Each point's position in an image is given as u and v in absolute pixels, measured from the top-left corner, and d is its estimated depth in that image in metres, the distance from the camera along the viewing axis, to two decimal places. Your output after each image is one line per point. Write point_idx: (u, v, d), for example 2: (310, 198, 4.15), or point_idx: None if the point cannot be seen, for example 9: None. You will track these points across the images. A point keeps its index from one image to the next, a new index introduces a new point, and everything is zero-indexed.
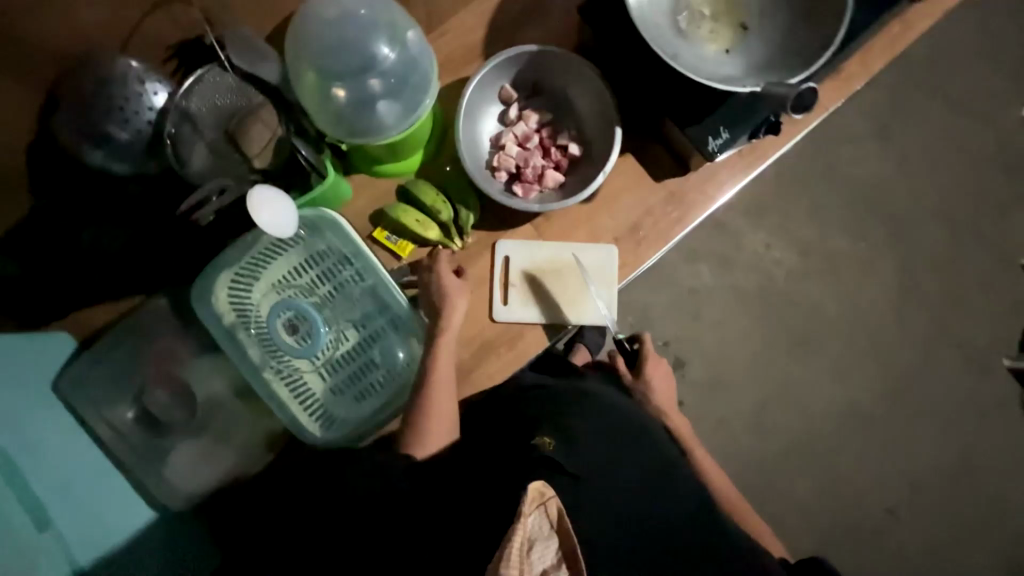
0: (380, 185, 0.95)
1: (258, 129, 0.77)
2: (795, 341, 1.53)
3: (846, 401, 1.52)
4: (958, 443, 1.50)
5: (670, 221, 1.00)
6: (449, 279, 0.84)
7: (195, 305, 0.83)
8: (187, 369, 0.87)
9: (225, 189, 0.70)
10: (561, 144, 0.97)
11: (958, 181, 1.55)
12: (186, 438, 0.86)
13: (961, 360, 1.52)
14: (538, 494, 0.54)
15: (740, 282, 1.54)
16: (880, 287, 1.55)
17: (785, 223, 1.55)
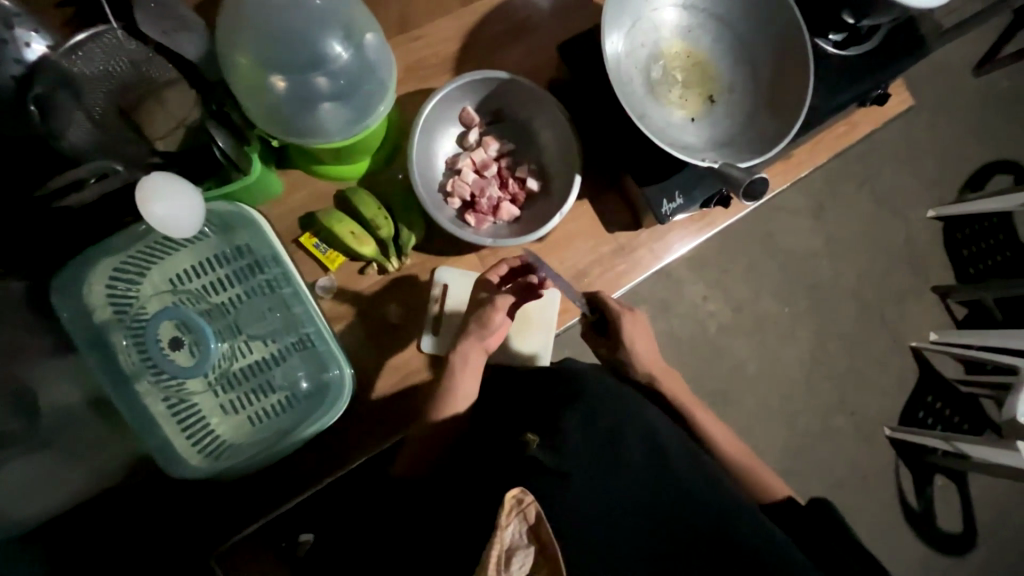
0: (317, 189, 0.86)
1: (163, 113, 0.73)
2: (716, 392, 1.60)
3: (752, 455, 1.60)
4: (842, 505, 1.62)
5: (616, 273, 0.99)
6: (495, 314, 0.79)
7: (57, 300, 0.70)
8: (32, 369, 0.69)
9: (106, 173, 0.67)
10: (519, 177, 0.93)
11: (876, 266, 1.69)
12: (11, 458, 0.66)
13: (856, 429, 1.65)
14: (516, 501, 0.48)
15: (675, 329, 1.59)
16: (795, 352, 1.65)
17: (723, 280, 1.62)
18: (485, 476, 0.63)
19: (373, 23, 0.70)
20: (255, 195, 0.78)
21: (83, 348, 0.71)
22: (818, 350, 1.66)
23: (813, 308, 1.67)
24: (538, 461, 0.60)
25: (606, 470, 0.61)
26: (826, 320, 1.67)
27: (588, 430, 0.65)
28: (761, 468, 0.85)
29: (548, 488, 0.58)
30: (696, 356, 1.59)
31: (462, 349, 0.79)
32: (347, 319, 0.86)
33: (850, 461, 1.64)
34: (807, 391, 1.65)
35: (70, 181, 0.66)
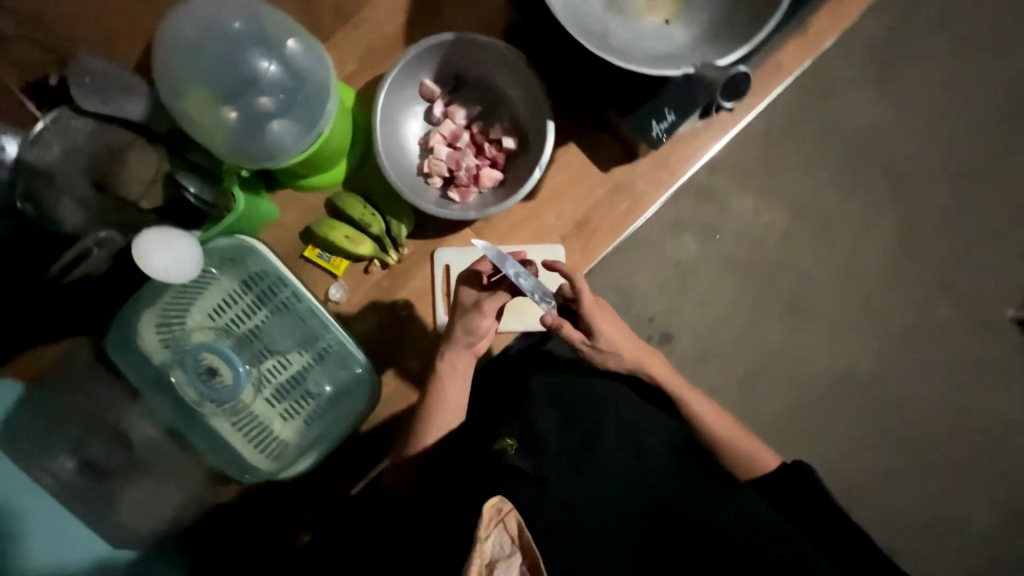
0: (307, 202, 0.89)
1: (133, 175, 0.74)
2: (787, 310, 1.45)
3: (840, 368, 1.45)
4: (956, 401, 1.45)
5: (620, 213, 0.93)
6: (482, 319, 0.79)
7: (116, 356, 0.79)
8: (124, 415, 0.82)
9: (104, 242, 0.71)
10: (494, 139, 0.89)
11: (965, 123, 1.42)
12: (131, 482, 0.81)
13: (963, 318, 1.45)
14: (495, 512, 0.54)
15: (727, 252, 1.45)
16: (874, 247, 1.45)
17: (771, 186, 1.45)
18: (472, 486, 0.67)
19: (292, 27, 0.70)
20: (251, 224, 0.84)
21: (149, 392, 0.81)
22: (903, 239, 1.45)
23: (891, 191, 1.44)
24: (518, 468, 0.62)
25: (584, 479, 0.64)
26: (909, 203, 1.44)
27: (563, 439, 0.69)
28: (750, 443, 0.84)
29: (530, 495, 0.60)
30: (760, 276, 1.46)
31: (450, 356, 0.81)
32: (364, 317, 0.91)
33: (958, 354, 1.45)
34: (891, 288, 1.46)
35: (73, 257, 0.69)
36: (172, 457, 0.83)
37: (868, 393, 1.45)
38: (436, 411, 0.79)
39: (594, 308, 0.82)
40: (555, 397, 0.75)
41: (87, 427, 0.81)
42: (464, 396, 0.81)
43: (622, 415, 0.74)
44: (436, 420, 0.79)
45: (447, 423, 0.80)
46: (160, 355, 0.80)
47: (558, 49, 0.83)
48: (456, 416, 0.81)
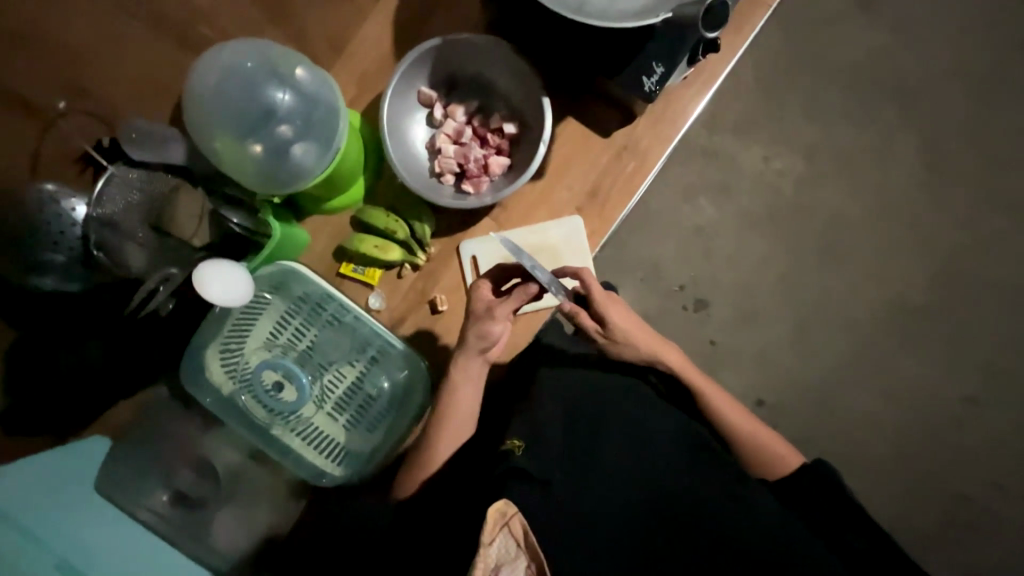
0: (334, 222, 0.95)
1: (185, 216, 0.80)
2: (819, 253, 1.43)
3: (887, 299, 1.42)
4: (1018, 308, 1.42)
5: (629, 174, 0.95)
6: (495, 324, 0.79)
7: (190, 388, 0.84)
8: (201, 445, 0.89)
9: (168, 279, 0.74)
10: (495, 128, 0.93)
11: (960, 33, 1.44)
12: (221, 507, 0.86)
13: (1005, 222, 1.43)
14: (499, 515, 0.60)
15: (747, 206, 1.44)
16: (897, 172, 1.44)
17: (780, 132, 1.44)
18: (479, 492, 0.74)
19: (299, 57, 0.77)
20: (289, 250, 0.90)
21: (222, 417, 0.85)
22: (929, 160, 1.44)
23: (905, 114, 1.44)
24: (522, 469, 0.69)
25: (590, 478, 0.70)
26: (922, 121, 1.44)
27: (569, 432, 0.75)
28: (763, 436, 0.83)
29: (535, 493, 0.67)
30: (786, 225, 1.43)
31: (464, 363, 0.81)
32: (405, 320, 0.94)
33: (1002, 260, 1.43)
34: (928, 209, 1.43)
35: (145, 296, 0.74)
36: (254, 474, 0.90)
37: (923, 319, 1.41)
38: (451, 418, 0.80)
39: (607, 300, 0.85)
40: (560, 390, 0.81)
41: (172, 463, 0.86)
42: (475, 402, 0.82)
43: (629, 408, 0.79)
44: (450, 429, 0.80)
45: (461, 431, 0.81)
46: (228, 382, 0.85)
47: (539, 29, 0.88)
48: (470, 423, 0.82)
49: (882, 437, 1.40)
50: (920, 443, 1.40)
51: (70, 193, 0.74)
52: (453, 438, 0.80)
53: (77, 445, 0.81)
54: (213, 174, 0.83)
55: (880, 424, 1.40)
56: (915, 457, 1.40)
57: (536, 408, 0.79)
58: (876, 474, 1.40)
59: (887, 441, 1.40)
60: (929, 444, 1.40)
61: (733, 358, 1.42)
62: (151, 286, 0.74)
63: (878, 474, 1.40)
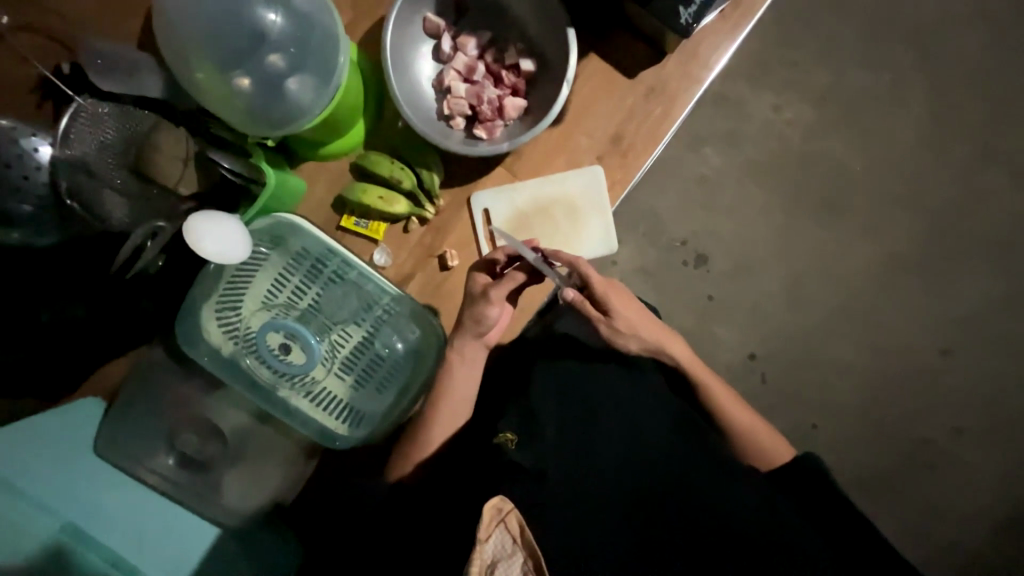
0: (332, 169, 0.87)
1: (168, 159, 0.69)
2: (821, 205, 1.39)
3: (884, 253, 1.37)
4: (1015, 267, 1.37)
5: (655, 119, 0.88)
6: (490, 308, 0.78)
7: (187, 350, 0.79)
8: (206, 407, 0.86)
9: (158, 232, 0.66)
10: (511, 64, 0.84)
11: None
12: (228, 466, 0.84)
13: (1009, 179, 1.38)
14: (496, 512, 0.54)
15: (753, 155, 1.39)
16: (910, 124, 1.39)
17: (791, 78, 1.39)
18: (473, 489, 0.69)
19: None
20: (284, 200, 0.82)
21: (226, 378, 0.81)
22: (943, 112, 1.39)
23: (923, 62, 1.38)
24: (515, 463, 0.65)
25: (588, 470, 0.65)
26: (940, 70, 1.38)
27: (564, 423, 0.71)
28: (755, 426, 0.81)
29: (529, 487, 0.62)
30: (789, 176, 1.39)
31: (459, 346, 0.81)
32: (411, 278, 0.88)
33: (1007, 217, 1.38)
34: (934, 159, 1.38)
35: (130, 251, 0.65)
36: (256, 437, 0.86)
37: (912, 274, 1.37)
38: (445, 403, 0.80)
39: (607, 287, 0.80)
40: (555, 377, 0.78)
41: (175, 422, 0.84)
42: (471, 387, 0.81)
43: (623, 401, 0.75)
44: (443, 418, 0.80)
45: (455, 418, 0.81)
46: (228, 344, 0.80)
47: None
48: (464, 412, 0.81)
49: (859, 387, 1.36)
50: (893, 391, 1.36)
51: (31, 132, 0.65)
52: (447, 424, 0.80)
53: (70, 407, 0.78)
54: (195, 112, 0.72)
55: (858, 375, 1.36)
56: (897, 412, 1.36)
57: (530, 399, 0.75)
58: (847, 428, 1.35)
59: (864, 393, 1.36)
60: (908, 399, 1.36)
61: (728, 312, 1.36)
62: (134, 244, 0.65)
63: (848, 428, 1.35)
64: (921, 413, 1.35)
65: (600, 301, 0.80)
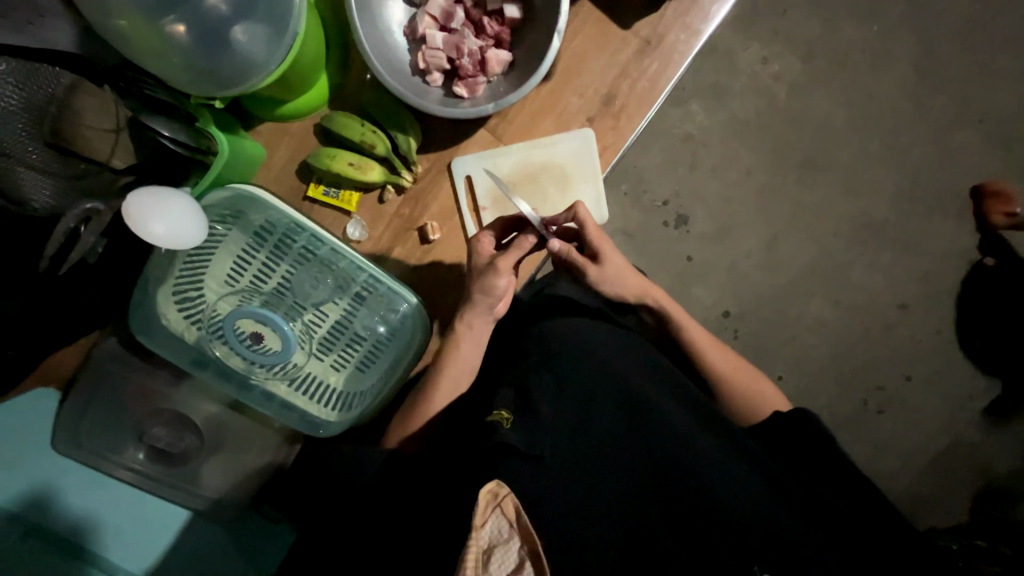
0: (296, 132, 0.78)
1: (93, 130, 0.57)
2: (801, 161, 1.37)
3: (861, 212, 1.38)
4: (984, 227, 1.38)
5: (650, 77, 0.81)
6: (500, 278, 0.73)
7: (145, 337, 0.72)
8: (173, 400, 0.80)
9: (92, 217, 0.55)
10: (493, 10, 0.74)
11: None
12: (206, 458, 0.80)
13: (982, 137, 1.38)
14: (492, 497, 0.52)
15: (738, 111, 1.34)
16: (895, 78, 1.36)
17: (781, 29, 1.33)
18: (461, 469, 0.63)
19: None
20: (240, 168, 0.73)
21: (195, 368, 0.75)
22: (928, 67, 1.36)
23: (912, 13, 1.35)
24: (511, 445, 0.60)
25: (586, 456, 0.63)
26: (927, 22, 1.35)
27: (562, 405, 0.67)
28: (740, 376, 0.82)
29: (529, 474, 0.59)
30: (772, 131, 1.35)
31: (470, 319, 0.77)
32: (389, 254, 0.82)
33: (982, 174, 1.38)
34: (914, 115, 1.37)
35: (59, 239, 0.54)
36: (232, 426, 0.82)
37: (888, 233, 1.38)
38: (451, 370, 0.77)
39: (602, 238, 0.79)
40: (548, 357, 0.72)
41: (142, 415, 0.79)
42: (477, 358, 0.78)
43: (625, 371, 0.71)
44: (446, 386, 0.77)
45: (459, 385, 0.78)
46: (191, 330, 0.74)
47: None
48: (468, 380, 0.78)
49: (829, 342, 1.39)
50: (854, 340, 1.40)
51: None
52: (450, 389, 0.77)
53: (16, 401, 0.73)
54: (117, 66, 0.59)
55: (828, 330, 1.39)
56: (866, 364, 1.40)
57: (527, 377, 0.70)
58: (816, 381, 1.39)
59: (834, 346, 1.39)
60: (873, 352, 1.40)
61: (707, 273, 1.36)
62: (66, 228, 0.54)
63: (817, 381, 1.39)
64: (883, 365, 1.40)
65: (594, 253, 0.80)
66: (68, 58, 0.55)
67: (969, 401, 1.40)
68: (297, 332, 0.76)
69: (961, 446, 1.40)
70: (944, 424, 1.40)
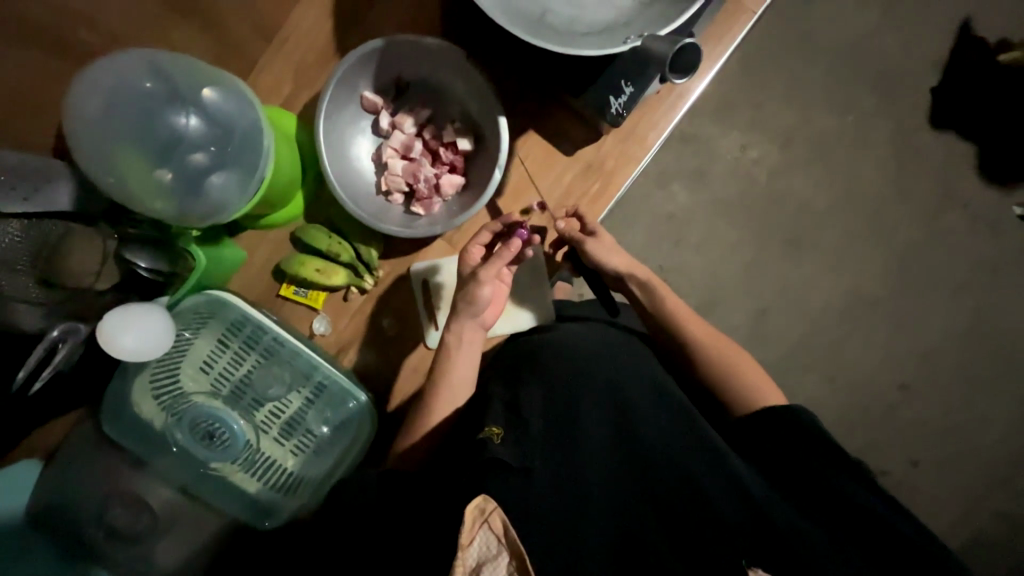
0: (273, 237, 0.88)
1: (80, 262, 0.67)
2: (785, 241, 1.34)
3: (850, 288, 1.35)
4: (975, 307, 1.36)
5: (593, 195, 0.90)
6: (482, 287, 0.77)
7: (117, 420, 0.80)
8: (135, 482, 0.83)
9: (68, 334, 0.65)
10: (448, 142, 0.85)
11: (957, 14, 1.33)
12: (158, 540, 0.83)
13: (969, 222, 1.36)
14: (478, 513, 0.50)
15: (722, 193, 1.33)
16: (875, 165, 1.35)
17: (758, 117, 1.33)
18: (445, 489, 0.60)
19: (205, 76, 0.68)
20: (219, 273, 0.83)
21: (159, 450, 0.82)
22: (908, 150, 1.35)
23: (887, 105, 1.35)
24: (498, 459, 0.58)
25: (575, 457, 0.62)
26: (904, 113, 1.35)
27: (551, 411, 0.66)
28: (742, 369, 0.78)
29: (517, 487, 0.56)
30: (756, 212, 1.34)
31: (457, 327, 0.80)
32: (349, 346, 0.89)
33: (973, 257, 1.36)
34: (899, 199, 1.35)
35: (44, 352, 0.64)
36: (187, 513, 0.84)
37: (879, 311, 1.35)
38: (445, 385, 0.77)
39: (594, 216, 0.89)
40: (537, 371, 0.72)
41: (104, 496, 0.82)
42: (471, 369, 0.79)
43: (613, 373, 0.71)
44: (442, 399, 0.77)
45: (457, 396, 0.78)
46: (160, 415, 0.81)
47: (493, 50, 0.87)
48: (467, 391, 0.79)
49: (826, 422, 1.35)
50: (852, 422, 1.35)
51: None
52: (447, 401, 0.77)
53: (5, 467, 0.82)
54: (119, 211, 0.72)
55: (823, 412, 1.35)
56: (864, 445, 1.35)
57: (516, 391, 0.70)
58: None
59: (830, 427, 1.35)
60: (871, 435, 1.35)
61: None
62: (46, 346, 0.63)
63: None
64: (883, 448, 1.35)
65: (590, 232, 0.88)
66: (66, 215, 0.66)
67: (982, 491, 1.35)
68: (246, 432, 0.83)
69: (974, 536, 1.35)
70: (960, 515, 1.35)
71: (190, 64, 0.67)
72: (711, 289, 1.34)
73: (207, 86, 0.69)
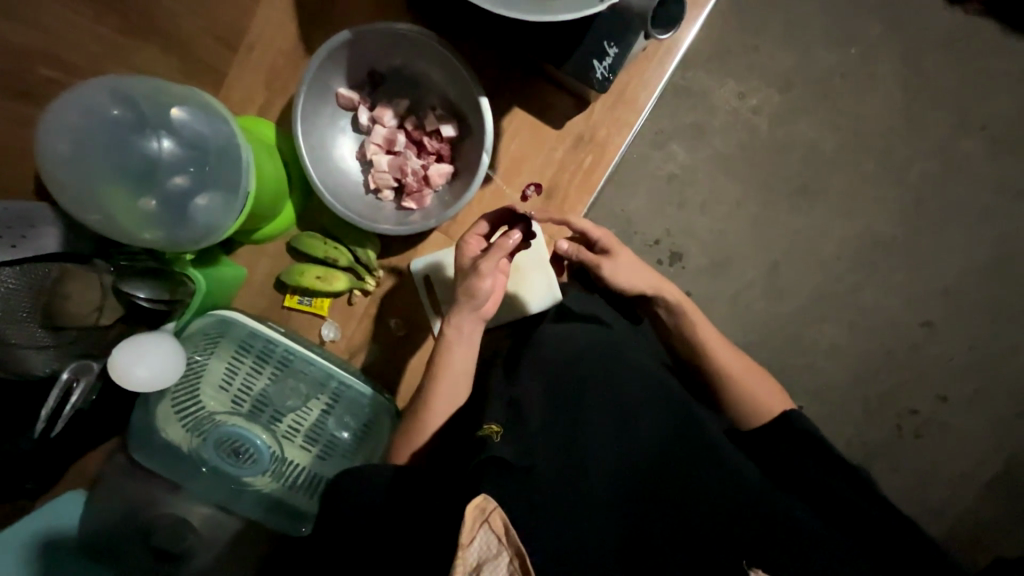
0: (269, 250, 0.87)
1: (79, 304, 0.67)
2: (794, 189, 1.29)
3: (864, 230, 1.30)
4: (998, 234, 1.30)
5: (587, 168, 0.86)
6: (483, 279, 0.73)
7: (145, 446, 0.82)
8: (173, 503, 0.86)
9: (80, 373, 0.67)
10: (431, 130, 0.82)
11: None
12: (199, 560, 0.84)
13: (987, 145, 1.28)
14: (478, 511, 0.48)
15: (721, 147, 1.28)
16: (883, 98, 1.28)
17: (753, 62, 1.26)
18: (448, 489, 0.62)
19: (173, 97, 0.67)
20: (221, 291, 0.82)
21: (189, 472, 0.84)
22: (917, 77, 1.27)
23: (892, 30, 1.26)
24: (499, 456, 0.58)
25: (573, 459, 0.61)
26: (909, 38, 1.26)
27: (551, 413, 0.66)
28: (748, 379, 0.79)
29: (515, 485, 0.55)
30: (759, 162, 1.28)
31: (457, 322, 0.76)
32: (358, 350, 0.89)
33: (991, 183, 1.29)
34: (909, 131, 1.28)
35: (60, 394, 0.66)
36: (229, 526, 0.87)
37: (896, 250, 1.30)
38: (447, 381, 0.76)
39: (609, 239, 0.86)
40: (536, 368, 0.72)
41: (149, 518, 0.85)
42: (470, 362, 0.77)
43: (615, 373, 0.70)
44: (444, 394, 0.75)
45: (457, 397, 0.77)
46: (187, 438, 0.82)
47: (465, 28, 0.83)
48: (464, 392, 0.77)
49: (850, 368, 1.32)
50: (876, 366, 1.32)
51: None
52: (450, 394, 0.76)
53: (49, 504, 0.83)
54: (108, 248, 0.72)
55: (846, 358, 1.32)
56: (890, 387, 1.33)
57: (515, 390, 0.71)
58: (841, 410, 1.33)
59: (854, 373, 1.32)
60: (897, 377, 1.32)
61: (708, 308, 1.30)
62: (62, 385, 0.65)
63: (842, 410, 1.33)
64: (911, 388, 1.32)
65: (604, 251, 0.86)
66: (57, 257, 0.66)
67: (1016, 421, 1.33)
68: (270, 445, 0.84)
69: (1012, 467, 1.33)
70: (995, 447, 1.33)
71: (155, 85, 0.66)
72: (719, 247, 1.30)
73: (176, 107, 0.67)
